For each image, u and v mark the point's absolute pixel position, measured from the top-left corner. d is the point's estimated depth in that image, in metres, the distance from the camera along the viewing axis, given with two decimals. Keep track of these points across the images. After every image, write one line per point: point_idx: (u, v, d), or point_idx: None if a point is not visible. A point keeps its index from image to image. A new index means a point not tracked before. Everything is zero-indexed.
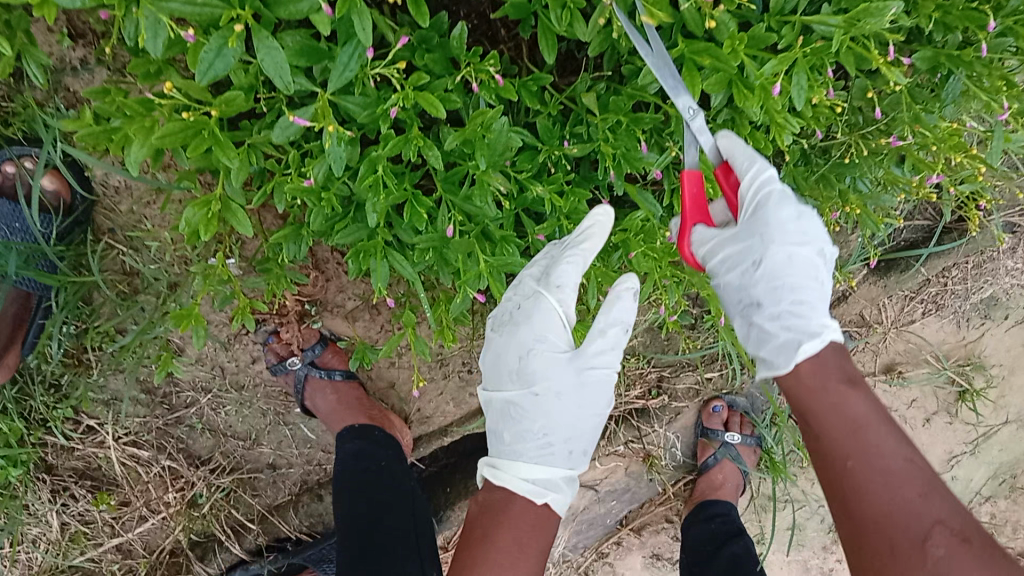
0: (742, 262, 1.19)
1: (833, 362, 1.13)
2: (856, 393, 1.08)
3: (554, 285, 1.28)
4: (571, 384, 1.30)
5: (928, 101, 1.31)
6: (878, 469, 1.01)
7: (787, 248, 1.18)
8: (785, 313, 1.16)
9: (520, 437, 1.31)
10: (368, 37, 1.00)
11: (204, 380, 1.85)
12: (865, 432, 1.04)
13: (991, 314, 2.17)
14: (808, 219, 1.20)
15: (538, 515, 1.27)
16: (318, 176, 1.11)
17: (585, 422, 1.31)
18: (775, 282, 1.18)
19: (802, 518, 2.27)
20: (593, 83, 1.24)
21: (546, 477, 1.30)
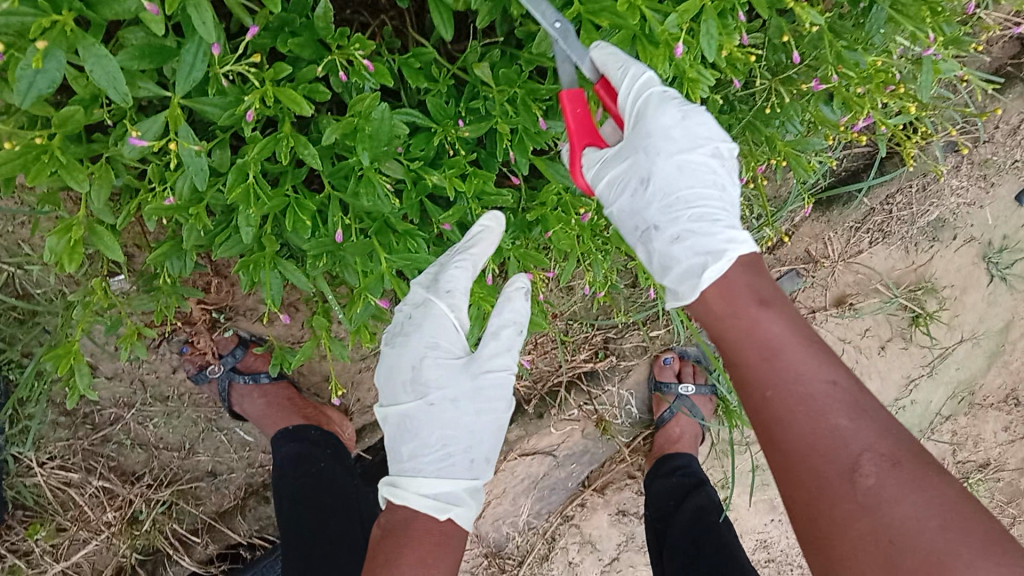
0: (631, 181, 1.11)
1: (745, 283, 1.02)
2: (770, 312, 0.97)
3: (443, 290, 1.22)
4: (467, 389, 1.24)
5: (853, 39, 1.20)
6: (798, 398, 0.90)
7: (673, 160, 1.10)
8: (685, 231, 1.08)
9: (419, 450, 1.23)
10: (211, 33, 0.88)
11: (125, 395, 1.75)
12: (777, 358, 0.94)
13: (939, 237, 2.11)
14: (695, 116, 1.10)
15: (439, 534, 1.18)
16: (182, 191, 0.99)
17: (487, 426, 1.25)
18: (668, 198, 1.11)
19: (764, 459, 2.23)
20: (486, 50, 1.13)
21: (446, 489, 1.21)
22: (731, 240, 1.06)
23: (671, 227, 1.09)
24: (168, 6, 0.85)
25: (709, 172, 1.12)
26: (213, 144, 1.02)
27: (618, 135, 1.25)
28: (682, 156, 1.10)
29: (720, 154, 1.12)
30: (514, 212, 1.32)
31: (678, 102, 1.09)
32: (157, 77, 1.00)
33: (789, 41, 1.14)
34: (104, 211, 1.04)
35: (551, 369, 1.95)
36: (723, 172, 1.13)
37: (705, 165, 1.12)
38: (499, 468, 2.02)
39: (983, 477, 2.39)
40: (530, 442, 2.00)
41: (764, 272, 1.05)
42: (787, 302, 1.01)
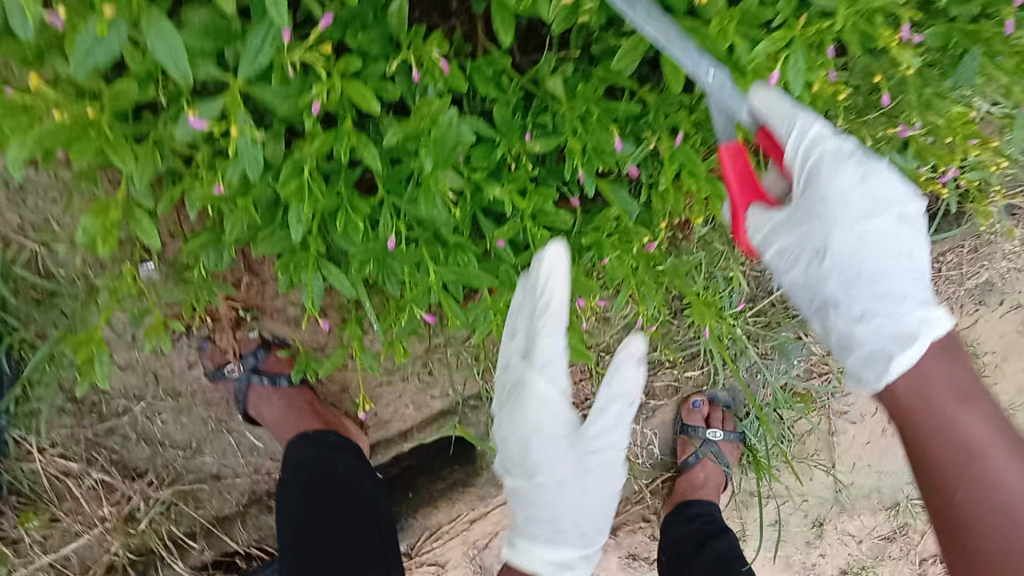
0: (805, 255, 1.05)
1: (930, 338, 1.02)
2: (970, 410, 0.97)
3: (540, 365, 1.21)
4: (573, 471, 1.24)
5: (940, 87, 1.14)
6: (996, 504, 0.93)
7: (853, 228, 1.03)
8: (869, 310, 1.03)
9: (538, 528, 1.28)
10: (284, 16, 0.83)
11: (135, 387, 1.68)
12: (936, 398, 0.98)
13: (985, 300, 2.04)
14: (875, 176, 1.03)
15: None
16: (231, 181, 0.94)
17: (607, 483, 1.27)
18: (847, 270, 1.04)
19: (784, 514, 2.15)
20: (559, 64, 1.07)
21: (567, 557, 1.30)
22: (925, 322, 1.00)
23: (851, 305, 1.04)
24: None
25: (893, 238, 1.05)
26: (270, 135, 0.96)
27: (780, 185, 1.19)
28: (862, 226, 1.03)
29: (921, 210, 1.06)
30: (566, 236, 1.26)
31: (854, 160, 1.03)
32: (218, 59, 0.95)
33: (880, 81, 1.10)
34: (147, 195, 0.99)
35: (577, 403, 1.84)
36: (915, 235, 1.06)
37: (891, 230, 1.04)
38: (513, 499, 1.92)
39: None
40: None
41: (953, 355, 1.01)
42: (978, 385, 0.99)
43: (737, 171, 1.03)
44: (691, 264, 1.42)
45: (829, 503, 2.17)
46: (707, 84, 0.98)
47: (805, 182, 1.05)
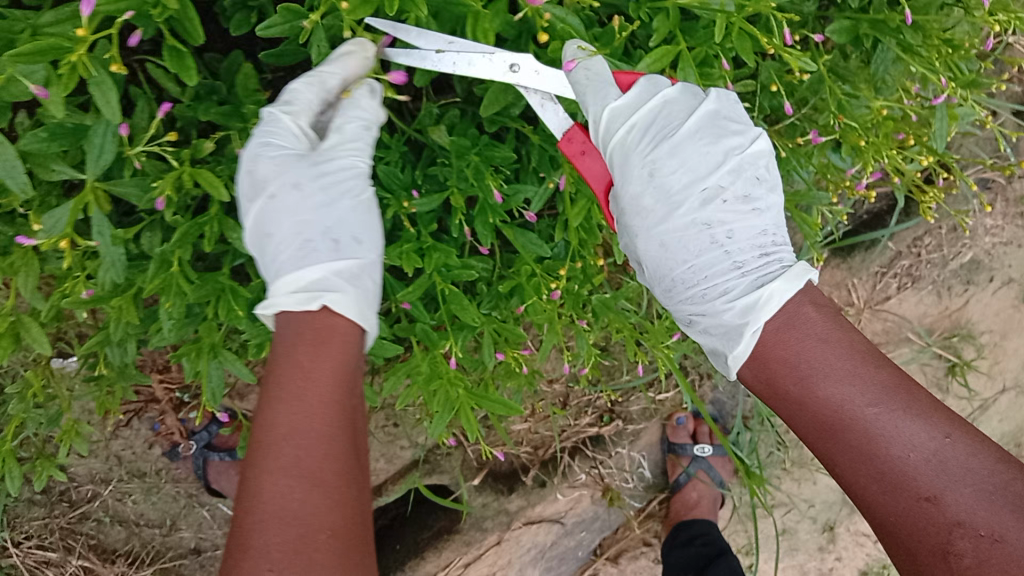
0: (634, 260, 1.04)
1: (806, 342, 0.89)
2: (821, 380, 0.86)
3: (284, 106, 0.99)
4: (311, 179, 0.97)
5: (853, 82, 1.07)
6: (872, 475, 0.83)
7: (659, 233, 0.98)
8: (695, 315, 0.99)
9: (275, 243, 0.94)
10: (116, 112, 0.82)
11: (101, 471, 1.65)
12: (845, 427, 0.85)
13: (974, 279, 1.94)
14: (665, 158, 0.96)
15: (316, 429, 0.81)
16: (104, 284, 0.92)
17: (351, 222, 0.97)
18: (663, 277, 1.00)
19: (792, 522, 2.06)
20: (443, 112, 1.03)
21: (316, 278, 0.92)
22: (746, 313, 0.94)
23: (676, 309, 1.01)
24: (64, 87, 0.78)
25: (703, 224, 0.97)
26: (142, 227, 0.94)
27: None
28: (662, 230, 0.97)
29: (733, 170, 0.96)
30: (488, 284, 1.21)
31: (641, 150, 0.97)
32: (78, 157, 0.94)
33: (780, 88, 1.01)
34: (30, 300, 0.97)
35: (553, 436, 1.80)
36: (729, 207, 0.97)
37: (699, 222, 0.97)
38: (503, 537, 1.81)
39: None
40: (536, 509, 1.82)
41: (806, 323, 0.91)
42: (846, 361, 0.87)
43: (590, 164, 0.99)
44: (633, 291, 1.37)
45: (838, 505, 2.08)
46: (529, 87, 0.97)
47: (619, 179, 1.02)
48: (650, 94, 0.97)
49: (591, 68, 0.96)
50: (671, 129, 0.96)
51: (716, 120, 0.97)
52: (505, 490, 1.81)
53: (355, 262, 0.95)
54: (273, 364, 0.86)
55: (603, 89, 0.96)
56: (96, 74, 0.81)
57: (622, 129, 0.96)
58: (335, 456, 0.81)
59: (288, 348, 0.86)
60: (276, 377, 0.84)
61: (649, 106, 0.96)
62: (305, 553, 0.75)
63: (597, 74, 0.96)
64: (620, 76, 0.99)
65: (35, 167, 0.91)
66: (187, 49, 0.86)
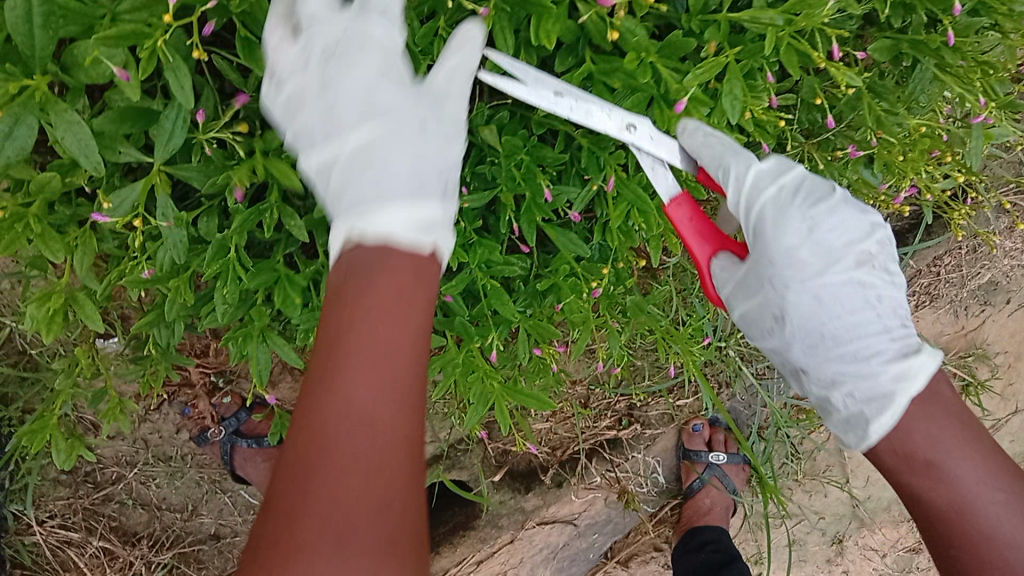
0: (767, 318, 1.01)
1: (944, 420, 0.92)
2: (958, 462, 0.89)
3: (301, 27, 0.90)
4: (408, 108, 0.92)
5: (892, 99, 1.10)
6: (997, 557, 0.86)
7: (813, 289, 0.97)
8: (838, 374, 0.98)
9: (364, 179, 0.87)
10: (189, 98, 0.85)
11: (127, 454, 1.68)
12: (971, 513, 0.88)
13: (991, 300, 1.97)
14: (821, 218, 0.99)
15: (401, 355, 0.71)
16: (162, 265, 0.95)
17: (437, 159, 0.91)
18: (811, 330, 0.97)
19: (801, 532, 2.08)
20: (493, 112, 1.06)
21: (426, 215, 0.84)
22: (898, 378, 0.95)
23: (819, 368, 0.98)
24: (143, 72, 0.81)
25: (857, 286, 0.98)
26: (201, 212, 0.97)
27: None
28: (820, 283, 0.97)
29: (880, 245, 1.01)
30: (524, 281, 1.24)
31: (800, 210, 1.00)
32: (141, 141, 0.98)
33: (822, 101, 1.05)
34: (86, 278, 1.00)
35: (571, 437, 1.82)
36: (876, 273, 0.99)
37: (850, 281, 0.98)
38: (516, 537, 1.84)
39: None
40: (551, 509, 1.84)
41: (945, 397, 0.95)
42: (975, 448, 0.90)
43: (692, 231, 1.04)
44: (662, 295, 1.39)
45: (847, 518, 2.09)
46: (641, 147, 1.01)
47: (753, 237, 1.02)
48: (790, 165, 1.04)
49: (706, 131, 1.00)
50: (824, 195, 1.01)
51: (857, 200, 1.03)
52: (523, 489, 1.83)
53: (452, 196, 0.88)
54: (353, 272, 0.76)
55: (723, 145, 0.99)
56: (171, 59, 0.84)
57: (772, 187, 1.00)
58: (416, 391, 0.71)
59: (377, 262, 0.77)
60: (358, 286, 0.74)
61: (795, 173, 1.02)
62: (382, 476, 0.67)
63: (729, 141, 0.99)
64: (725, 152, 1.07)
65: (103, 149, 0.94)
66: (257, 42, 0.90)
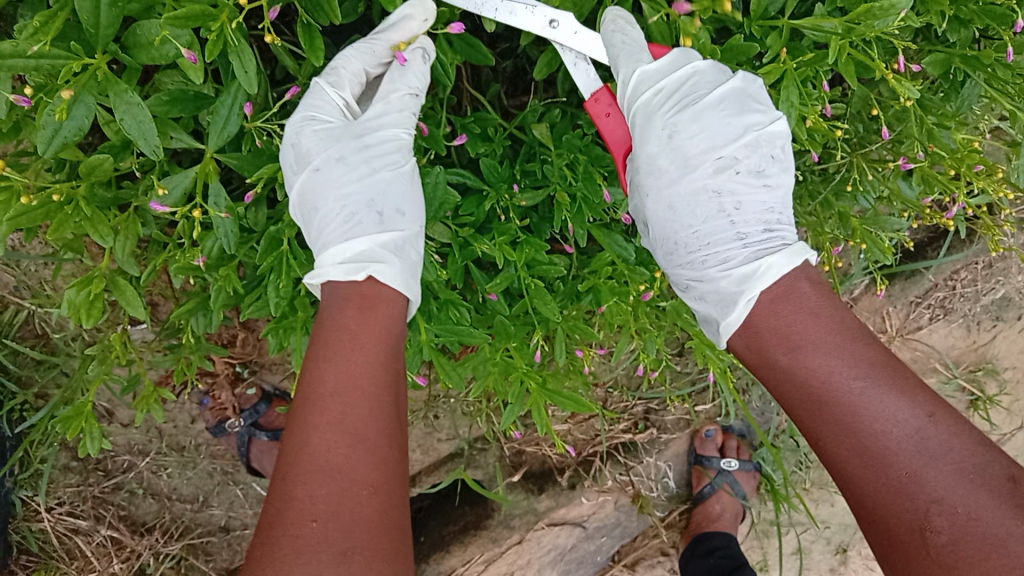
0: (641, 224, 1.08)
1: (798, 315, 0.93)
2: (807, 354, 0.89)
3: (332, 76, 0.99)
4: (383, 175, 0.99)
5: (942, 114, 1.10)
6: (860, 444, 0.84)
7: (667, 197, 1.02)
8: (691, 277, 1.04)
9: (321, 216, 0.97)
10: (253, 83, 0.83)
11: (140, 443, 1.66)
12: (829, 403, 0.87)
13: (1003, 316, 1.98)
14: (681, 127, 1.01)
15: (361, 402, 0.81)
16: (211, 254, 0.93)
17: (394, 195, 0.99)
18: (669, 238, 1.04)
19: (807, 541, 2.07)
20: (546, 110, 1.06)
21: (361, 250, 0.94)
22: (740, 281, 0.98)
23: (675, 272, 1.05)
24: (212, 54, 0.80)
25: (711, 195, 1.02)
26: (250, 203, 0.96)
27: None
28: (673, 192, 1.02)
29: (751, 147, 1.00)
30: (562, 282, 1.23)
31: (669, 117, 1.01)
32: (191, 126, 0.96)
33: (877, 112, 1.04)
34: (129, 264, 0.99)
35: (587, 439, 1.84)
36: (740, 179, 1.01)
37: (704, 188, 1.02)
38: (525, 537, 1.83)
39: None
40: (561, 510, 1.84)
41: (796, 296, 0.95)
42: (837, 343, 0.89)
43: (608, 128, 1.02)
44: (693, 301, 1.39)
45: (852, 528, 2.10)
46: (566, 44, 1.00)
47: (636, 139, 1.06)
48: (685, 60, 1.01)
49: (621, 25, 0.98)
50: (696, 99, 0.99)
51: (742, 95, 0.98)
52: (535, 490, 1.83)
53: (399, 235, 0.96)
54: (320, 332, 0.86)
55: (634, 43, 0.98)
56: (238, 43, 0.82)
57: (647, 93, 0.99)
58: (377, 435, 0.80)
59: (336, 319, 0.87)
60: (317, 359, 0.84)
61: (678, 73, 0.99)
62: (349, 508, 0.75)
63: (633, 42, 0.98)
64: (654, 49, 1.03)
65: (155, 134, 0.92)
66: (319, 28, 0.86)
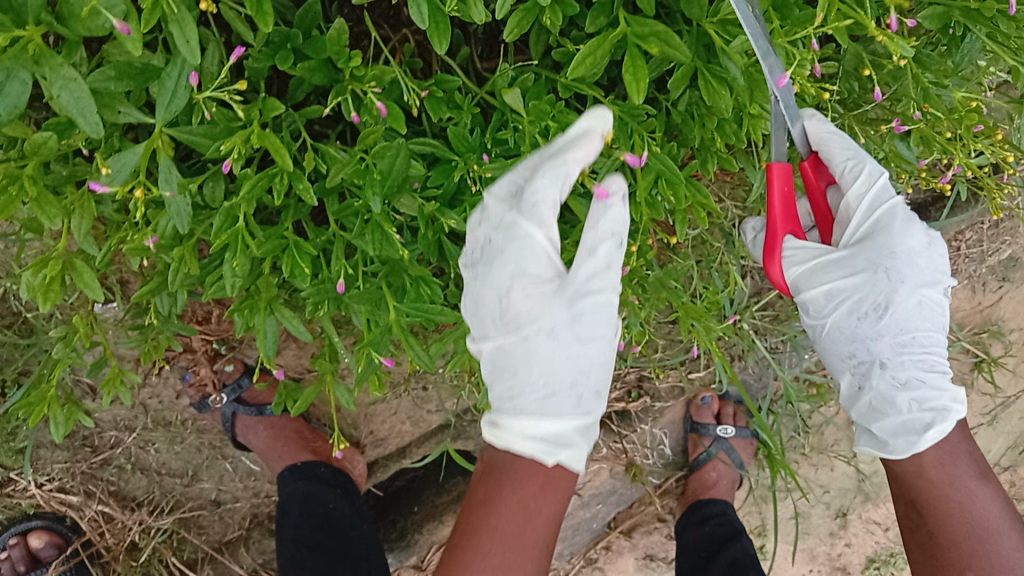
0: (865, 312, 1.10)
1: (958, 459, 1.09)
2: (962, 469, 1.08)
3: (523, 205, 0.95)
4: (564, 321, 0.99)
5: (939, 71, 1.04)
6: (955, 515, 1.06)
7: (916, 296, 1.09)
8: (914, 380, 1.11)
9: (523, 386, 0.99)
10: (195, 54, 0.78)
11: (126, 418, 1.64)
12: (951, 488, 1.07)
13: (1009, 276, 1.93)
14: (935, 244, 1.12)
15: (517, 551, 0.97)
16: (165, 234, 0.89)
17: (603, 313, 1.00)
18: (904, 334, 1.10)
19: (806, 506, 2.04)
20: (517, 75, 1.00)
21: (554, 421, 0.99)
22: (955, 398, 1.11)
23: (901, 368, 1.11)
24: (145, 24, 0.74)
25: (939, 309, 1.13)
26: (205, 179, 0.91)
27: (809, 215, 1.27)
28: (924, 294, 1.09)
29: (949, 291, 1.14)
30: None
31: (923, 225, 1.11)
32: (141, 100, 0.90)
33: (868, 72, 0.99)
34: (85, 244, 0.94)
35: None
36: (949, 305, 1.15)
37: (938, 302, 1.12)
38: None
39: None
40: None
41: (970, 458, 1.11)
42: (995, 478, 1.12)
43: (782, 195, 1.03)
44: (682, 270, 1.34)
45: (853, 493, 2.06)
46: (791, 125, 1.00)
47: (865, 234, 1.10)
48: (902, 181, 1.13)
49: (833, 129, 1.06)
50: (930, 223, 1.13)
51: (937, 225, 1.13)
52: None
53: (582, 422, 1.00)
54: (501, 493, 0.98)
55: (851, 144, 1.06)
56: (177, 11, 0.76)
57: (902, 196, 1.09)
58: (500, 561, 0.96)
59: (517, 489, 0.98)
60: (491, 490, 0.99)
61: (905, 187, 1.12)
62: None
63: (850, 146, 1.05)
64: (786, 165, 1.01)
65: (102, 109, 0.86)
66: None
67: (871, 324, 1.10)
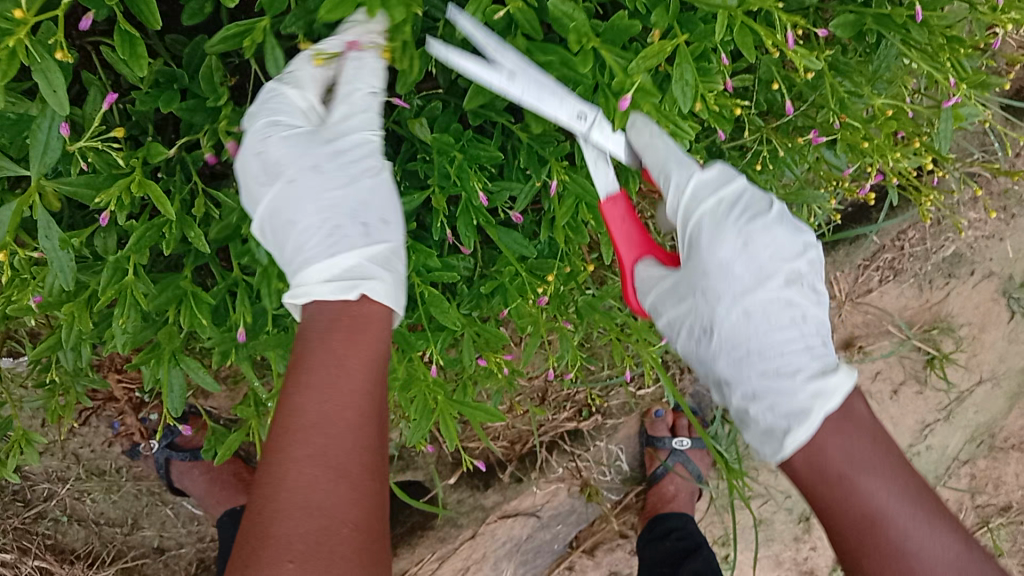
0: (696, 330, 0.98)
1: (856, 438, 0.88)
2: (845, 440, 0.88)
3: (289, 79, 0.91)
4: (335, 175, 0.92)
5: (857, 78, 1.03)
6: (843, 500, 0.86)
7: (738, 301, 0.95)
8: (761, 390, 0.95)
9: (299, 230, 0.88)
10: (63, 104, 0.73)
11: (58, 470, 1.57)
12: (838, 477, 0.86)
13: (955, 272, 1.92)
14: (760, 232, 0.97)
15: (347, 408, 0.74)
16: (52, 290, 0.83)
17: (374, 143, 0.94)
18: (737, 345, 0.96)
19: (768, 512, 2.02)
20: (424, 105, 0.98)
21: (349, 266, 0.86)
22: (817, 395, 0.91)
23: (744, 381, 0.96)
24: (2, 75, 0.69)
25: (785, 303, 0.96)
26: (93, 231, 0.86)
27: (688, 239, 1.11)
28: (747, 298, 0.95)
29: (794, 279, 0.97)
30: (468, 283, 1.16)
31: (739, 223, 0.97)
32: (19, 150, 0.85)
33: (781, 84, 0.97)
34: None
35: (530, 430, 1.78)
36: (805, 293, 0.97)
37: (777, 298, 0.96)
38: (478, 532, 1.79)
39: (1006, 522, 2.16)
40: (512, 504, 1.78)
41: (857, 431, 0.89)
42: (886, 449, 0.87)
43: (622, 231, 0.99)
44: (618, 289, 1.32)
45: None
46: (590, 138, 0.94)
47: (687, 252, 0.99)
48: (733, 175, 1.01)
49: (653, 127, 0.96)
50: (760, 213, 0.98)
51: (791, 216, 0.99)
52: (481, 486, 1.79)
53: (387, 246, 0.89)
54: (305, 346, 0.78)
55: (665, 150, 0.96)
56: (42, 59, 0.72)
57: (710, 200, 0.98)
58: (352, 529, 0.70)
59: (331, 313, 0.81)
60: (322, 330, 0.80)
61: (732, 186, 1.00)
62: (330, 545, 0.69)
63: (672, 148, 0.97)
64: (612, 196, 0.97)
65: None
66: (139, 34, 0.75)
67: (708, 345, 0.98)
